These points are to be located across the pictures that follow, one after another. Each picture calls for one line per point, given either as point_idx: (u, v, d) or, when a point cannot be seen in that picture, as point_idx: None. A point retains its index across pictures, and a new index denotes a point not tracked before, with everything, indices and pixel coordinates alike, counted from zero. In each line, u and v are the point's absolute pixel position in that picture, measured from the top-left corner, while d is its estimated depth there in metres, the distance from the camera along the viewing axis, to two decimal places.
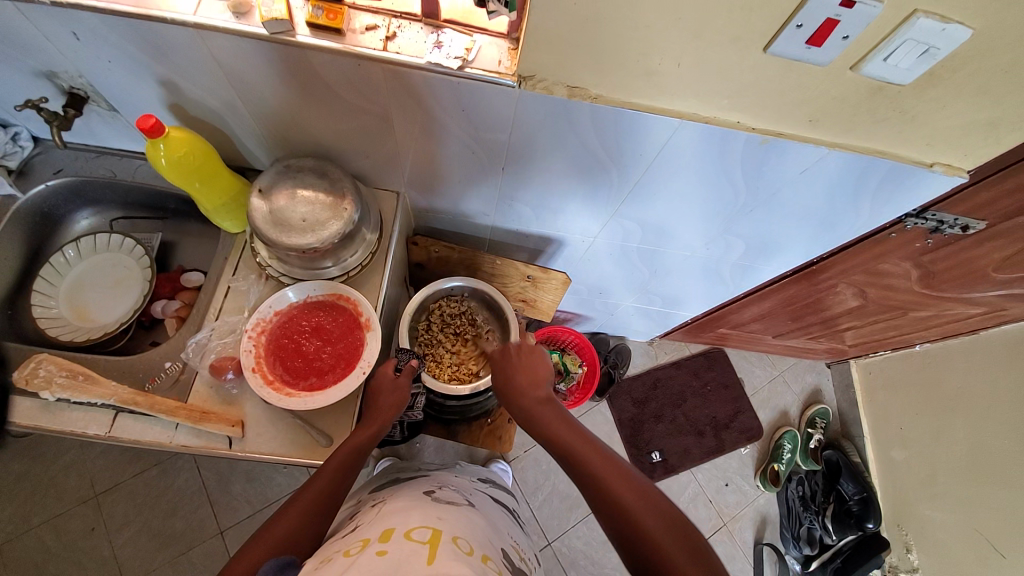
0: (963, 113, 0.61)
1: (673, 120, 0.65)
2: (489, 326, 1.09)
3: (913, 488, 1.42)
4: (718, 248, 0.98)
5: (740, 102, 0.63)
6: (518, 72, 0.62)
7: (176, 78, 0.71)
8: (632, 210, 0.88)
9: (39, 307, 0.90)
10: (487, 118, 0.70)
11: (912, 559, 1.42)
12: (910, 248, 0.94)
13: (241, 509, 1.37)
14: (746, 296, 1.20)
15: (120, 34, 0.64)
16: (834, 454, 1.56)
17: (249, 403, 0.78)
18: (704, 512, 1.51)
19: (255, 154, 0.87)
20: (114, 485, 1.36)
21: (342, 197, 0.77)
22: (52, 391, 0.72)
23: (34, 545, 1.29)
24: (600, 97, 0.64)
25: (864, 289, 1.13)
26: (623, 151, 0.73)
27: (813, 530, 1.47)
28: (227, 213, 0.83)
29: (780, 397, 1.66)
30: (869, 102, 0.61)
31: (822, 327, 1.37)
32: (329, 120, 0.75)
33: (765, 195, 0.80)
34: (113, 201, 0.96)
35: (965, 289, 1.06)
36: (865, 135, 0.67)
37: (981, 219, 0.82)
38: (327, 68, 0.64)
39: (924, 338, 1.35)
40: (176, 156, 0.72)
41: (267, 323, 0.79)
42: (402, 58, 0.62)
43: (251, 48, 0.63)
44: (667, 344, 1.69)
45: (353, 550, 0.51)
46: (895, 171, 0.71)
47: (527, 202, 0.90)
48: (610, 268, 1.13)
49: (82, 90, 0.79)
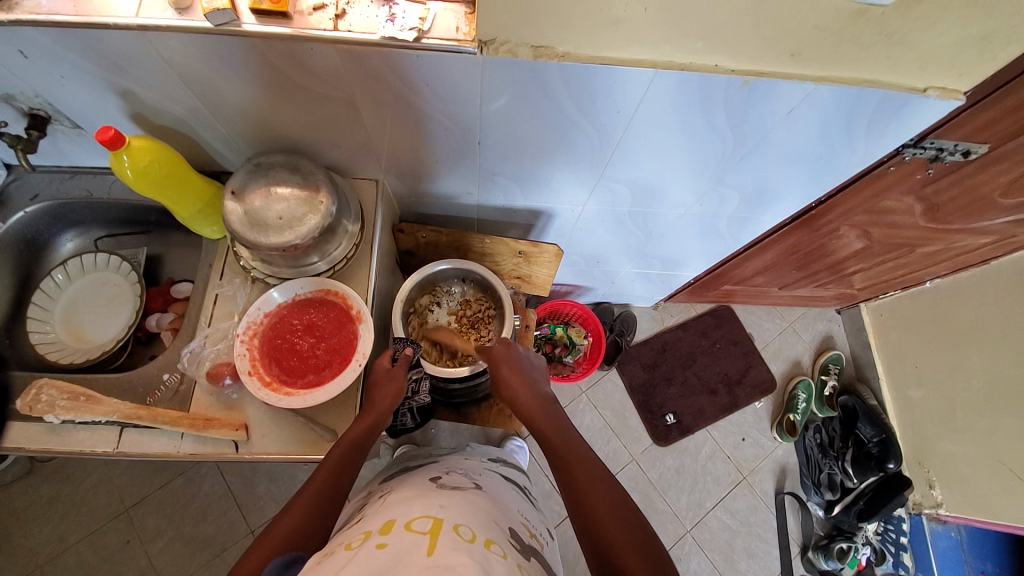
0: (954, 29, 0.57)
1: (647, 70, 0.62)
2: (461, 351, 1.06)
3: (932, 425, 1.41)
4: (712, 203, 0.96)
5: (716, 43, 0.60)
6: (478, 37, 0.59)
7: (132, 86, 0.69)
8: (619, 172, 0.86)
9: (35, 333, 0.90)
10: (455, 91, 0.67)
11: (934, 495, 1.43)
12: (911, 182, 0.90)
13: (269, 507, 1.40)
14: (747, 249, 1.18)
15: (67, 46, 0.61)
16: (850, 398, 1.53)
17: (251, 407, 0.78)
18: (723, 468, 1.52)
19: (227, 156, 0.85)
20: (143, 497, 1.39)
21: (317, 190, 0.75)
22: (56, 414, 0.73)
23: (74, 562, 1.33)
24: (568, 54, 0.61)
25: (867, 229, 1.10)
26: (601, 111, 0.70)
27: (834, 475, 1.47)
28: (204, 220, 0.82)
29: (791, 348, 1.65)
30: (852, 29, 0.58)
31: (829, 273, 1.34)
32: (296, 113, 0.73)
33: (754, 140, 0.77)
34: (94, 220, 0.95)
35: (973, 218, 1.03)
36: (853, 64, 0.63)
37: (982, 141, 0.79)
38: (281, 57, 0.62)
39: (934, 273, 1.32)
40: (143, 165, 0.71)
41: (258, 325, 0.78)
42: (355, 36, 0.59)
43: (200, 44, 0.60)
44: (673, 307, 1.67)
45: (354, 543, 0.51)
46: (887, 100, 0.68)
47: (509, 175, 0.88)
48: (605, 235, 1.11)
49: (42, 110, 0.77)
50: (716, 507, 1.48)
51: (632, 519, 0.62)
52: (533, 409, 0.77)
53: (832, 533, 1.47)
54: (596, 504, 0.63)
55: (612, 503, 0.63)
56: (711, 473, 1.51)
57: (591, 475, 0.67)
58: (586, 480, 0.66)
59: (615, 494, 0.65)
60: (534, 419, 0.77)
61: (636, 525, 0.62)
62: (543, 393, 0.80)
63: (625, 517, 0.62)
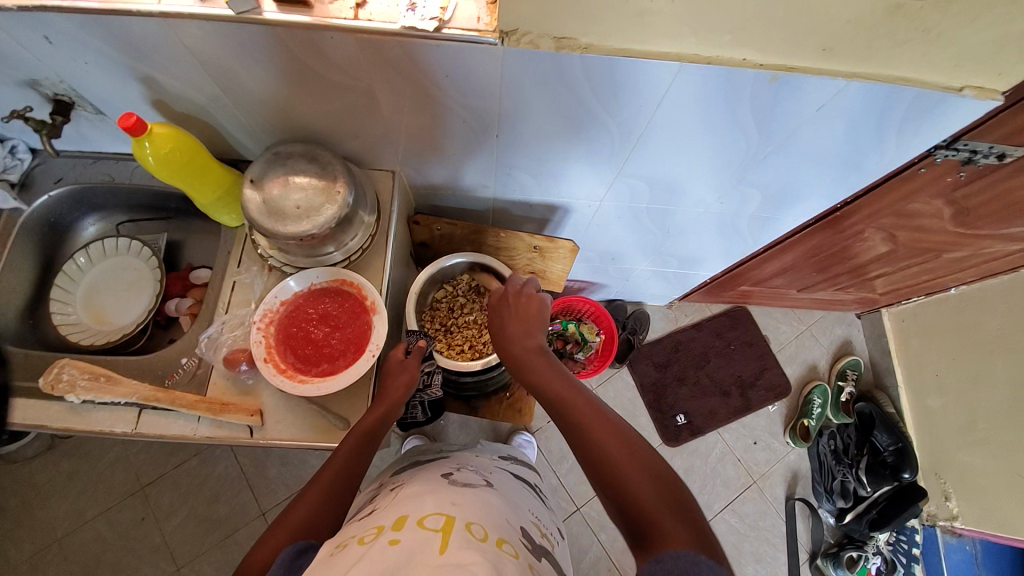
0: (995, 27, 0.55)
1: (671, 63, 0.61)
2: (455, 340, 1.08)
3: (952, 436, 1.37)
4: (732, 201, 0.93)
5: (743, 37, 0.58)
6: (499, 28, 0.58)
7: (155, 73, 0.69)
8: (637, 168, 0.84)
9: (58, 314, 0.93)
10: (475, 83, 0.66)
11: (950, 507, 1.39)
12: (942, 184, 0.87)
13: (280, 492, 1.42)
14: (767, 250, 1.15)
15: (92, 32, 0.62)
16: (867, 406, 1.50)
17: (265, 393, 0.79)
18: (733, 470, 1.50)
19: (246, 144, 0.86)
20: (158, 476, 1.43)
21: (335, 180, 0.75)
22: (77, 394, 0.74)
23: (92, 537, 1.37)
24: (590, 47, 0.59)
25: (893, 233, 1.07)
26: (622, 104, 0.69)
27: (847, 483, 1.45)
28: (223, 207, 0.82)
29: (808, 351, 1.61)
30: (887, 24, 0.55)
31: (850, 276, 1.31)
32: (315, 103, 0.73)
33: (779, 138, 0.75)
34: (116, 205, 0.96)
35: (1005, 224, 0.99)
36: (886, 61, 0.61)
37: (1019, 145, 0.75)
38: (302, 46, 0.62)
39: (960, 280, 1.28)
40: (164, 152, 0.72)
41: (274, 314, 0.79)
42: (374, 25, 0.58)
43: (222, 32, 0.60)
44: (687, 306, 1.65)
45: (367, 538, 0.51)
46: (920, 99, 0.65)
47: (525, 168, 0.87)
48: (621, 231, 1.09)
49: (66, 96, 0.78)
50: (725, 510, 1.47)
51: (642, 452, 0.59)
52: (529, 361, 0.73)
53: (842, 541, 1.45)
54: (603, 446, 0.60)
55: (619, 440, 0.60)
56: (721, 475, 1.50)
57: (593, 414, 0.63)
58: (590, 419, 0.63)
59: (622, 431, 0.61)
60: (529, 367, 0.72)
61: (648, 460, 0.58)
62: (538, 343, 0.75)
63: (635, 452, 0.59)
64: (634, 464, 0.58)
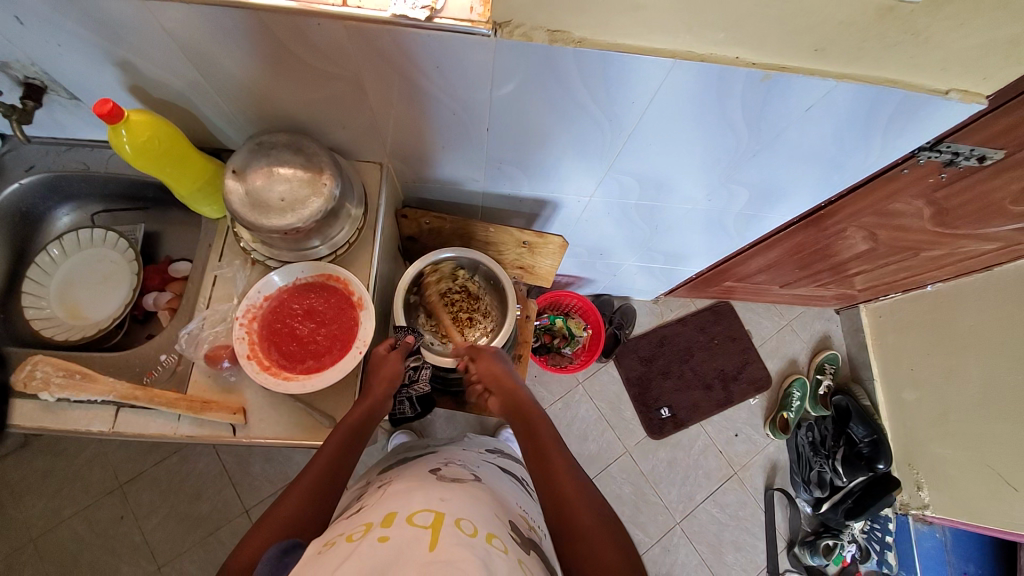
0: (981, 31, 0.56)
1: (666, 61, 0.60)
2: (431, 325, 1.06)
3: (924, 428, 1.42)
4: (721, 198, 0.94)
5: (737, 35, 0.58)
6: (493, 19, 0.57)
7: (131, 57, 0.66)
8: (628, 164, 0.84)
9: (31, 308, 0.89)
10: (466, 75, 0.65)
11: (923, 496, 1.44)
12: (924, 185, 0.89)
13: (263, 488, 1.40)
14: (752, 247, 1.17)
15: (62, 12, 0.59)
16: (844, 398, 1.55)
17: (249, 390, 0.77)
18: (715, 462, 1.53)
19: (227, 133, 0.83)
20: (137, 474, 1.39)
21: (321, 172, 0.73)
22: (51, 392, 0.71)
23: (68, 535, 1.34)
24: (584, 41, 0.59)
25: (874, 231, 1.09)
26: (615, 100, 0.68)
27: (823, 473, 1.48)
28: (204, 199, 0.80)
29: (789, 346, 1.65)
30: (878, 25, 0.56)
31: (832, 273, 1.34)
32: (300, 91, 0.71)
33: (769, 137, 0.75)
34: (90, 195, 0.93)
35: (981, 224, 1.02)
36: (876, 63, 0.61)
37: (999, 147, 0.77)
38: (288, 33, 0.59)
39: (936, 277, 1.31)
40: (141, 142, 0.69)
41: (258, 309, 0.77)
42: (363, 13, 0.56)
43: (203, 15, 0.58)
44: (672, 301, 1.67)
45: (355, 535, 0.51)
46: (907, 101, 0.66)
47: (516, 163, 0.86)
48: (610, 227, 1.09)
49: (38, 80, 0.75)
50: (708, 500, 1.50)
51: (619, 540, 0.61)
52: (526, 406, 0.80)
53: (818, 530, 1.50)
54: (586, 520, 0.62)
55: (600, 522, 0.62)
56: (704, 467, 1.52)
57: (582, 488, 0.66)
58: (576, 493, 0.65)
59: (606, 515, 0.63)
60: (535, 425, 0.77)
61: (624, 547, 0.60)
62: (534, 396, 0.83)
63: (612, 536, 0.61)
64: (610, 545, 0.59)
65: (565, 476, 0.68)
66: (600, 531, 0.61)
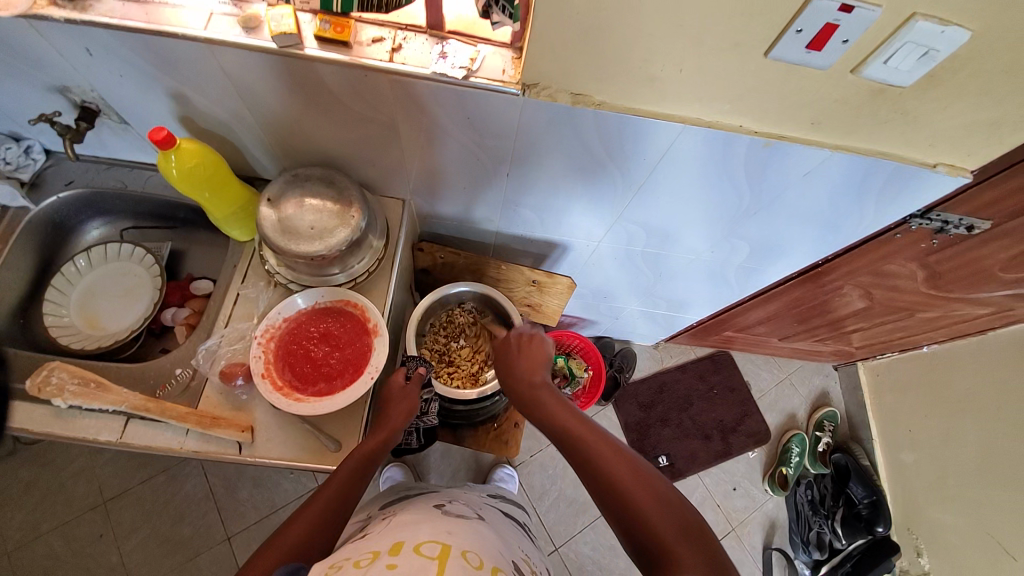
0: (964, 114, 0.62)
1: (675, 124, 0.66)
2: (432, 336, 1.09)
3: (924, 491, 1.41)
4: (722, 250, 0.98)
5: (741, 106, 0.64)
6: (522, 81, 0.63)
7: (186, 90, 0.72)
8: (635, 213, 0.89)
9: (51, 315, 0.92)
10: (492, 125, 0.71)
11: (923, 563, 1.41)
12: (916, 249, 0.94)
13: (250, 515, 1.37)
14: (751, 298, 1.21)
15: (131, 48, 0.65)
16: (843, 457, 1.55)
17: (259, 409, 0.78)
18: (712, 516, 1.51)
19: (262, 163, 0.88)
20: (123, 491, 1.37)
21: (350, 205, 0.78)
22: (64, 399, 0.73)
23: (44, 553, 1.30)
24: (603, 103, 0.65)
25: (870, 290, 1.13)
26: (628, 156, 0.74)
27: (823, 534, 1.46)
28: (236, 223, 0.84)
29: (787, 400, 1.65)
30: (871, 104, 0.62)
31: (829, 329, 1.37)
32: (335, 129, 0.76)
33: (769, 197, 0.81)
34: (123, 211, 0.97)
35: (972, 289, 1.06)
36: (867, 137, 0.67)
37: (986, 218, 0.82)
38: (334, 79, 0.66)
39: (931, 338, 1.34)
40: (187, 167, 0.74)
41: (276, 330, 0.80)
42: (407, 69, 0.63)
43: (259, 60, 0.64)
44: (672, 348, 1.69)
45: (363, 562, 0.51)
46: (898, 171, 0.72)
47: (531, 207, 0.91)
48: (616, 271, 1.13)
49: (94, 104, 0.81)
50: None
51: (676, 506, 0.56)
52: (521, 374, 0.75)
53: None
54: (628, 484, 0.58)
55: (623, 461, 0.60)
56: None
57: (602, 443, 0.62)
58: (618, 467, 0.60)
59: (654, 482, 0.58)
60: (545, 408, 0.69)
61: (679, 507, 0.56)
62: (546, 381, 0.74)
63: (674, 509, 0.56)
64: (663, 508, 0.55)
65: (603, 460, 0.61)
66: (641, 489, 0.57)
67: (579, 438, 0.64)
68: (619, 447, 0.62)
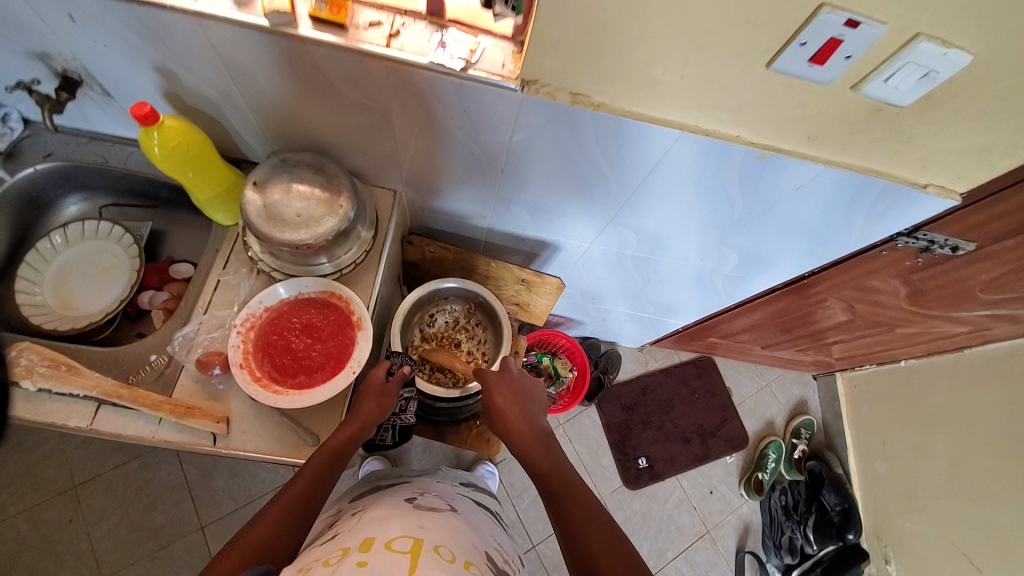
0: (958, 137, 0.62)
1: (674, 130, 0.66)
2: (426, 332, 1.09)
3: (894, 501, 1.44)
4: (712, 259, 0.99)
5: (740, 116, 0.64)
6: (521, 76, 0.62)
7: (172, 65, 0.69)
8: (628, 218, 0.88)
9: (23, 294, 0.88)
10: (489, 120, 0.69)
11: (890, 572, 1.45)
12: (901, 266, 0.95)
13: (224, 504, 1.35)
14: (737, 307, 1.21)
15: (115, 17, 0.62)
16: (817, 466, 1.58)
17: (235, 400, 0.77)
18: (688, 519, 1.52)
19: (251, 145, 0.86)
20: (94, 476, 1.33)
21: (338, 194, 0.76)
22: (33, 381, 0.70)
23: (10, 535, 1.26)
24: (602, 105, 0.64)
25: (853, 304, 1.14)
26: (624, 160, 0.73)
27: (795, 538, 1.49)
28: (220, 206, 0.82)
29: (767, 407, 1.67)
30: (868, 122, 0.62)
31: (811, 340, 1.39)
32: (328, 115, 0.74)
33: (761, 209, 0.81)
34: (102, 188, 0.94)
35: (953, 308, 1.08)
36: (862, 154, 0.67)
37: (971, 240, 0.83)
38: (328, 63, 0.63)
39: (909, 354, 1.37)
40: (170, 145, 0.71)
41: (256, 318, 0.78)
42: (405, 56, 0.61)
43: (251, 39, 0.62)
44: (657, 351, 1.70)
45: (332, 560, 0.50)
46: (889, 190, 0.72)
47: (525, 206, 0.90)
48: (605, 274, 1.13)
49: (76, 74, 0.77)
50: (678, 558, 1.48)
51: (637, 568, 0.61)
52: (509, 415, 0.81)
53: None
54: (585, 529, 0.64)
55: (587, 509, 0.67)
56: (676, 522, 1.51)
57: (576, 495, 0.69)
58: (580, 512, 0.67)
59: (615, 537, 0.64)
60: (523, 446, 0.77)
61: (635, 565, 0.61)
62: (535, 424, 0.80)
63: (633, 570, 0.60)
64: (615, 557, 0.61)
65: (571, 504, 0.68)
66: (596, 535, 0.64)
67: (555, 483, 0.71)
68: (592, 507, 0.67)
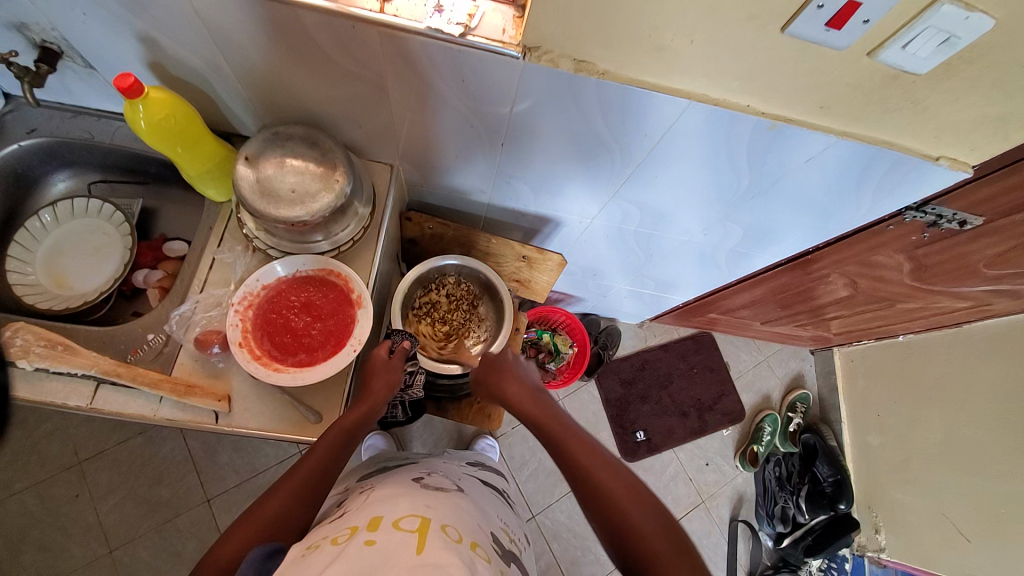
0: (974, 107, 0.60)
1: (681, 100, 0.63)
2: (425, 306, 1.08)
3: (887, 472, 1.47)
4: (715, 234, 0.97)
5: (749, 85, 0.61)
6: (523, 43, 0.59)
7: (156, 33, 0.66)
8: (631, 192, 0.86)
9: (14, 273, 0.87)
10: (488, 90, 0.67)
11: (879, 539, 1.49)
12: (906, 241, 0.94)
13: (229, 478, 1.37)
14: (739, 283, 1.21)
15: None
16: (811, 437, 1.60)
17: (236, 378, 0.76)
18: (685, 489, 1.56)
19: (241, 118, 0.83)
20: (98, 452, 1.34)
21: (334, 168, 0.74)
22: (30, 361, 0.68)
23: (18, 510, 1.28)
24: (607, 73, 0.62)
25: (855, 280, 1.14)
26: (628, 132, 0.71)
27: (787, 509, 1.52)
28: (211, 180, 0.79)
29: (764, 381, 1.69)
30: (882, 91, 0.60)
31: (811, 315, 1.39)
32: (320, 85, 0.71)
33: (768, 182, 0.79)
34: (90, 163, 0.91)
35: (955, 283, 1.07)
36: (874, 125, 0.65)
37: (979, 214, 0.82)
38: (318, 29, 0.60)
39: (908, 329, 1.37)
40: (157, 119, 0.69)
41: (254, 297, 0.77)
42: (399, 22, 0.58)
43: (236, 3, 0.58)
44: (656, 327, 1.70)
45: (341, 538, 0.51)
46: (899, 163, 0.70)
47: (525, 180, 0.88)
48: (605, 249, 1.12)
49: (55, 44, 0.74)
50: None
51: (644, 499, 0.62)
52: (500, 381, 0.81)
53: (778, 564, 1.53)
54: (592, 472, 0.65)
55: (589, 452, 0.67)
56: (673, 493, 1.55)
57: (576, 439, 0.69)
58: (581, 456, 0.66)
59: (628, 475, 0.65)
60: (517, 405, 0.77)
61: (644, 498, 0.62)
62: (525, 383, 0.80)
63: (644, 502, 0.61)
64: (624, 492, 0.62)
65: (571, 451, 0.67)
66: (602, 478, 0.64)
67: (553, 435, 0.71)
68: (601, 451, 0.67)
